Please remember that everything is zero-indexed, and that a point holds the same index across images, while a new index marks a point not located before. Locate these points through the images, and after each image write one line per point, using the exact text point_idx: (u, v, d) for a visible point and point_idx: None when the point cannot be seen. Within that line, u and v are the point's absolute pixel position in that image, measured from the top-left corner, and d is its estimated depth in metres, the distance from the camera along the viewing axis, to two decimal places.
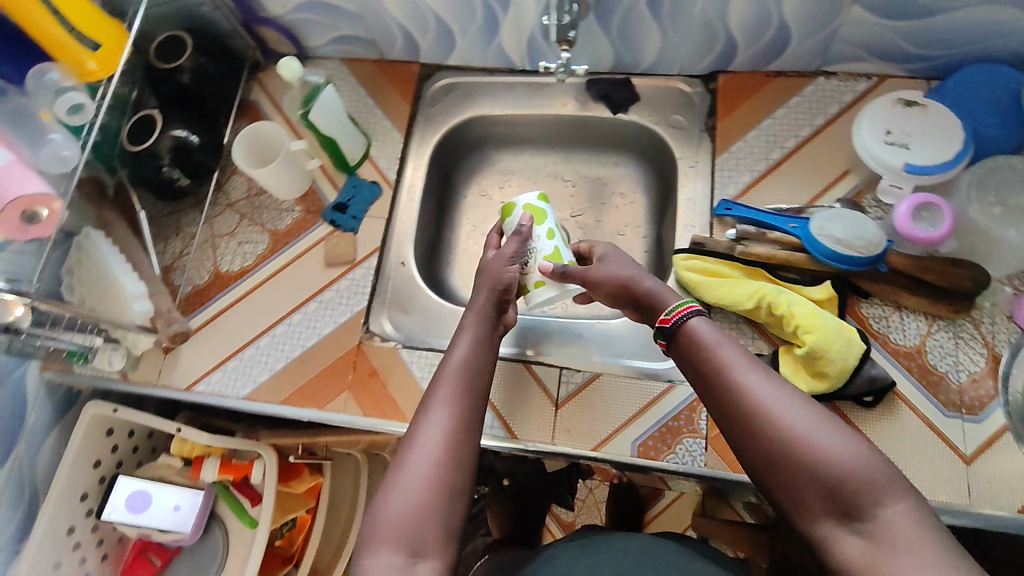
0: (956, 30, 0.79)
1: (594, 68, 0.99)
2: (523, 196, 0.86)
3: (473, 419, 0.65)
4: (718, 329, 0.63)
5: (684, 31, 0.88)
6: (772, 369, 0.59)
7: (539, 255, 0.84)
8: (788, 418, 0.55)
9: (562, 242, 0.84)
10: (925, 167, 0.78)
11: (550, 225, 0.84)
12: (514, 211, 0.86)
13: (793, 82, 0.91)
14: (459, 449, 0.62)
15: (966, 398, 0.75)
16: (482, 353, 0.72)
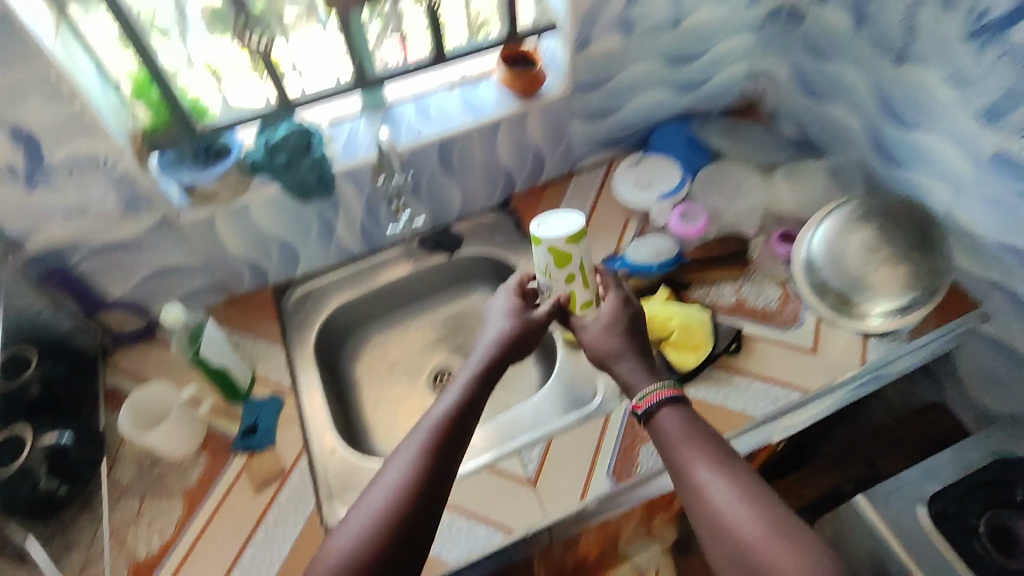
0: (637, 114, 1.19)
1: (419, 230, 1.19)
2: (552, 235, 0.76)
3: (452, 458, 0.68)
4: (692, 418, 0.71)
5: (473, 177, 1.15)
6: (736, 467, 0.66)
7: (554, 292, 0.81)
8: (744, 525, 0.62)
9: (581, 284, 0.80)
10: (669, 191, 1.14)
11: (571, 271, 0.78)
12: (536, 248, 0.77)
13: (560, 184, 1.23)
14: (424, 486, 0.65)
15: (787, 315, 0.99)
16: (478, 388, 0.75)
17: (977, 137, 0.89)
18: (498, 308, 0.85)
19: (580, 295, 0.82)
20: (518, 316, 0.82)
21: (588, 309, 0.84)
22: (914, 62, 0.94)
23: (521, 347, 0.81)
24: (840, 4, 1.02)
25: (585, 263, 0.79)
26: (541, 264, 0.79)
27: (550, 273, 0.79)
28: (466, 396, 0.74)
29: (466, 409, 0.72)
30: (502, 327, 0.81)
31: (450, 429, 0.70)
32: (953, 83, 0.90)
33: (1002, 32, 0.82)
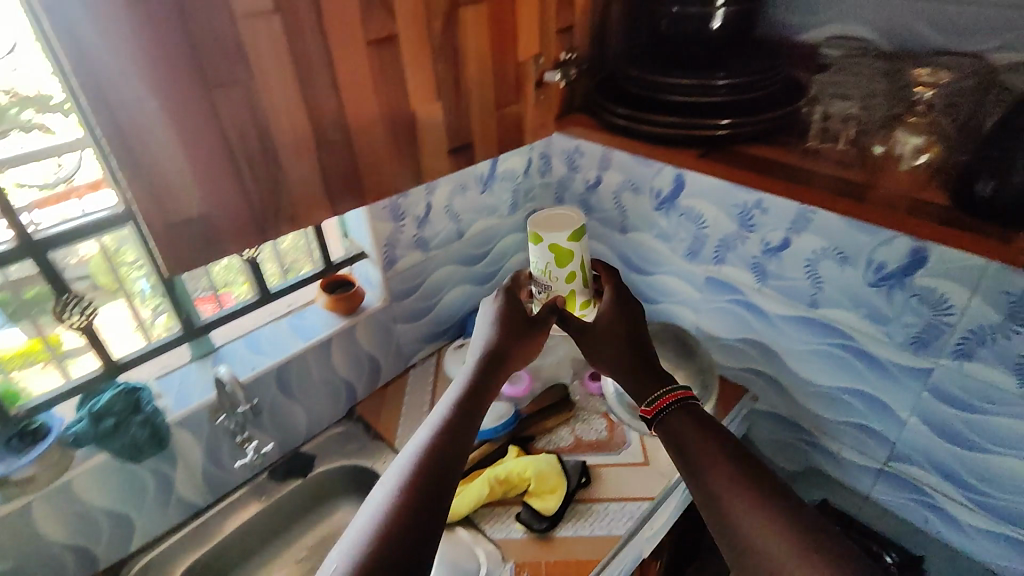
0: (449, 308, 1.40)
1: (267, 462, 1.19)
2: (555, 234, 0.98)
3: (465, 430, 0.78)
4: (703, 420, 0.76)
5: (315, 395, 1.21)
6: (745, 460, 0.69)
7: (552, 290, 1.02)
8: (755, 519, 0.63)
9: (581, 281, 1.02)
10: None
11: (570, 269, 1.00)
12: (537, 246, 0.99)
13: (398, 382, 1.34)
14: (440, 450, 0.74)
15: (616, 439, 1.17)
16: (484, 378, 0.85)
17: (691, 270, 1.23)
18: (500, 310, 0.96)
19: (578, 294, 1.02)
20: (508, 318, 0.94)
21: (586, 308, 1.05)
22: (632, 232, 1.29)
23: (517, 345, 0.92)
24: (572, 202, 1.38)
25: (583, 262, 1.01)
26: (544, 264, 1.00)
27: (551, 270, 1.00)
28: (469, 389, 0.84)
29: (472, 397, 0.82)
30: (494, 330, 0.92)
31: (460, 409, 0.80)
32: (661, 240, 1.24)
33: (674, 202, 1.17)
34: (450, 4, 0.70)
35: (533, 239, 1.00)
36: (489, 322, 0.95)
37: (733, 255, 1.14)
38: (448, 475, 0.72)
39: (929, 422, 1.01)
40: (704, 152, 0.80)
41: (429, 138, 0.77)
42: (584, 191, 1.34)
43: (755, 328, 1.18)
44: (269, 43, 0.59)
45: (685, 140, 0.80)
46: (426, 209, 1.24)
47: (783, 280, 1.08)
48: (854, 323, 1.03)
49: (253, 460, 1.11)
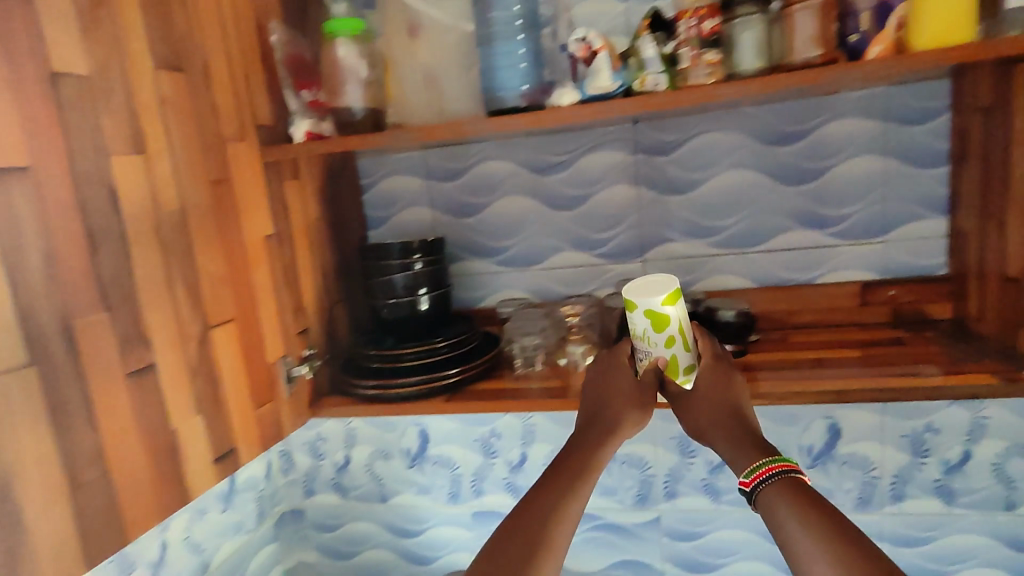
0: None
1: None
2: (647, 297, 0.80)
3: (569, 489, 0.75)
4: (807, 493, 0.68)
5: None
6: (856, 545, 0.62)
7: (653, 357, 0.82)
8: None
9: (682, 347, 0.82)
10: None
11: (669, 333, 0.80)
12: (634, 311, 0.80)
13: None
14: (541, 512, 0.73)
15: None
16: (584, 453, 0.79)
17: (457, 514, 1.34)
18: (593, 386, 0.86)
19: (681, 359, 0.82)
20: (610, 391, 0.84)
21: (692, 373, 0.83)
22: (392, 496, 1.36)
23: (623, 421, 0.81)
24: (325, 489, 1.41)
25: (684, 324, 0.81)
26: (638, 328, 0.82)
27: (647, 333, 0.81)
28: (575, 460, 0.78)
29: (570, 467, 0.77)
30: (604, 395, 0.84)
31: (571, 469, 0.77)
32: (421, 493, 1.35)
33: (423, 455, 1.32)
34: (203, 329, 0.78)
35: (630, 306, 0.82)
36: (589, 394, 0.86)
37: (488, 483, 1.31)
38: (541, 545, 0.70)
39: (679, 563, 1.25)
40: (448, 396, 0.97)
41: (192, 455, 0.76)
42: (334, 474, 1.39)
43: None
44: (21, 395, 0.57)
45: (426, 392, 0.97)
46: (161, 550, 1.09)
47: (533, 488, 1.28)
48: (597, 502, 1.26)
49: None
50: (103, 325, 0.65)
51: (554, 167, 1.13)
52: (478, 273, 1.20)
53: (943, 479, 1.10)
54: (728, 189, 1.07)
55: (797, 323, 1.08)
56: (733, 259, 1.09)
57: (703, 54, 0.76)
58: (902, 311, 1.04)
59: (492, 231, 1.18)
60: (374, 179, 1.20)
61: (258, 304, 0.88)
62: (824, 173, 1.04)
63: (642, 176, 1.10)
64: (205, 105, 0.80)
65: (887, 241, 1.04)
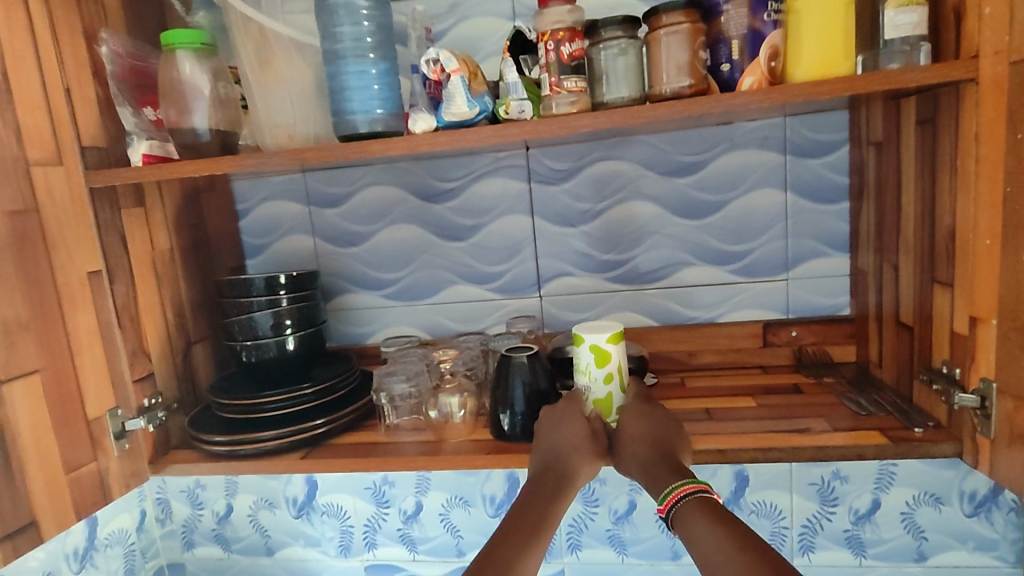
0: None
1: None
2: (595, 333, 0.81)
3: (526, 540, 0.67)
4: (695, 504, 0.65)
5: None
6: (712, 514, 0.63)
7: (591, 394, 0.82)
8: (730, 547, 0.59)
9: (619, 387, 0.82)
10: None
11: (609, 370, 0.81)
12: (582, 343, 0.81)
13: None
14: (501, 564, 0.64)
15: None
16: (540, 506, 0.71)
17: (349, 567, 1.23)
18: (543, 433, 0.78)
19: (617, 399, 0.81)
20: (568, 434, 0.76)
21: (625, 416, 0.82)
22: (279, 548, 1.24)
23: (582, 469, 0.75)
24: (205, 541, 1.26)
25: (625, 367, 0.82)
26: (581, 364, 0.82)
27: (589, 368, 0.81)
28: (533, 511, 0.70)
29: (524, 521, 0.69)
30: (563, 439, 0.76)
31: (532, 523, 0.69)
32: (310, 545, 1.23)
33: (311, 504, 1.21)
34: None
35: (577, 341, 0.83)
36: (543, 437, 0.77)
37: (381, 535, 1.21)
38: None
39: None
40: (307, 452, 0.88)
41: None
42: (215, 525, 1.25)
43: None
44: None
45: (286, 446, 0.87)
46: None
47: (428, 540, 1.19)
48: None
49: None
50: None
51: (444, 195, 1.05)
52: (365, 307, 1.11)
53: (853, 529, 1.02)
54: (625, 222, 1.01)
55: (697, 365, 1.02)
56: (632, 296, 1.02)
57: (563, 81, 0.70)
58: (804, 353, 0.99)
59: (380, 261, 1.09)
60: (251, 204, 1.10)
61: (76, 348, 0.77)
62: (723, 207, 0.98)
63: (536, 206, 1.03)
64: (4, 124, 0.69)
65: (790, 279, 0.99)
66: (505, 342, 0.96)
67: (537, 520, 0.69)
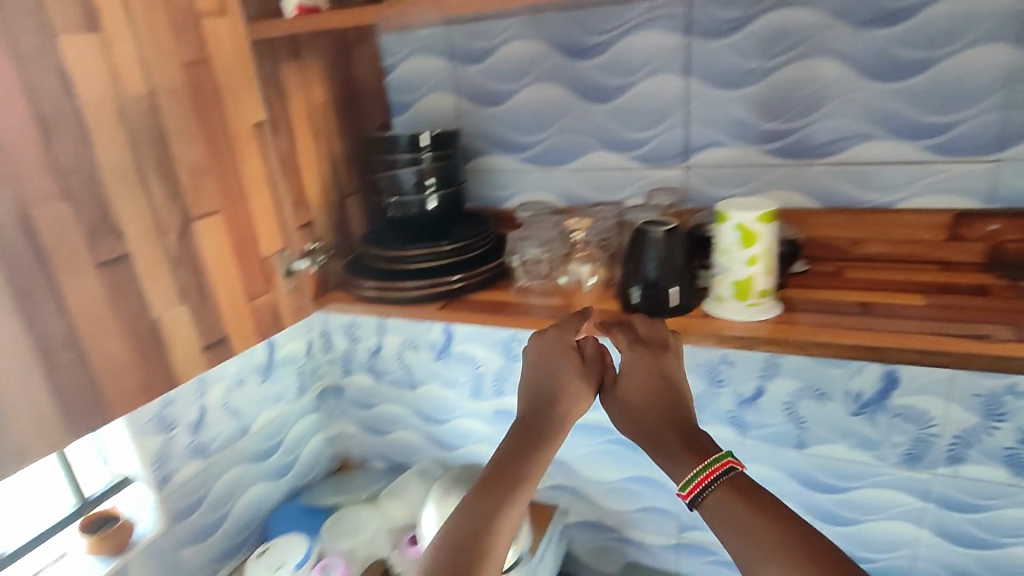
0: (246, 517, 1.31)
1: None
2: (741, 212, 0.75)
3: (507, 487, 0.70)
4: (732, 483, 0.63)
5: None
6: (735, 496, 0.62)
7: (729, 275, 0.78)
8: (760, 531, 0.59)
9: (763, 270, 0.76)
10: (302, 559, 1.21)
11: (754, 252, 0.75)
12: (724, 221, 0.75)
13: None
14: (483, 512, 0.67)
15: None
16: (525, 450, 0.73)
17: (479, 409, 1.36)
18: (535, 370, 0.79)
19: (758, 282, 0.76)
20: (559, 370, 0.77)
21: (766, 300, 0.78)
22: (421, 385, 1.40)
23: (570, 408, 0.76)
24: (361, 371, 1.46)
25: (773, 250, 0.76)
26: (721, 244, 0.77)
27: (728, 248, 0.77)
28: (518, 454, 0.73)
29: (507, 468, 0.71)
30: (549, 377, 0.78)
31: (516, 470, 0.71)
32: (447, 386, 1.37)
33: (449, 350, 1.33)
34: (184, 221, 0.77)
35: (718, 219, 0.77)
36: (536, 376, 0.78)
37: (508, 386, 1.30)
38: (483, 551, 0.65)
39: None
40: (445, 302, 0.94)
41: (179, 344, 0.79)
42: (368, 358, 1.43)
43: None
44: None
45: (426, 297, 0.94)
46: (201, 411, 1.19)
47: None
48: None
49: None
50: (64, 216, 0.64)
51: (591, 50, 0.97)
52: (505, 170, 1.10)
53: (1017, 448, 0.92)
54: (797, 84, 0.87)
55: (861, 255, 0.90)
56: (793, 172, 0.91)
57: None
58: (1002, 250, 0.83)
59: (520, 122, 1.06)
60: (397, 59, 1.10)
61: (248, 195, 0.86)
62: (928, 66, 0.80)
63: (693, 64, 0.92)
64: None
65: (1003, 160, 0.81)
66: (643, 214, 0.91)
67: (520, 469, 0.72)
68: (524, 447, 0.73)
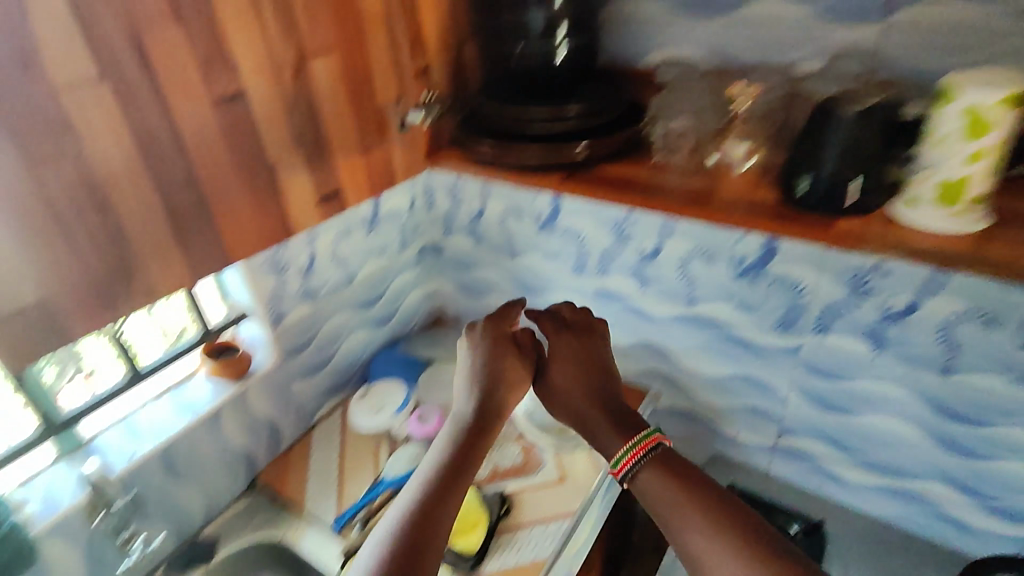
0: (350, 360, 1.38)
1: (182, 526, 1.11)
2: (979, 92, 0.59)
3: (453, 471, 0.79)
4: (659, 463, 0.77)
5: (211, 471, 1.13)
6: (656, 476, 0.76)
7: (938, 171, 0.64)
8: (675, 507, 0.72)
9: (984, 170, 0.62)
10: (400, 405, 1.31)
11: (982, 145, 0.61)
12: (954, 103, 0.60)
13: (302, 443, 1.29)
14: (435, 492, 0.76)
15: (530, 460, 1.21)
16: (471, 434, 0.84)
17: (580, 286, 1.30)
18: (473, 362, 0.91)
19: (972, 184, 0.63)
20: (496, 361, 0.90)
21: (975, 208, 0.65)
22: (521, 254, 1.35)
23: (506, 396, 0.88)
24: (461, 233, 1.42)
25: (1004, 145, 0.61)
26: (937, 131, 0.63)
27: (948, 137, 0.62)
28: (460, 438, 0.83)
29: (455, 453, 0.81)
30: (484, 365, 0.91)
31: (460, 455, 0.81)
32: (549, 258, 1.31)
33: (555, 222, 1.25)
34: (298, 58, 0.70)
35: (942, 98, 0.62)
36: (475, 364, 0.91)
37: (615, 266, 1.23)
38: (438, 524, 0.74)
39: (806, 394, 1.13)
40: (566, 175, 0.85)
41: (293, 194, 0.75)
42: (470, 221, 1.39)
43: (646, 331, 1.27)
44: (102, 116, 0.55)
45: (547, 168, 0.85)
46: (310, 258, 1.21)
47: (662, 284, 1.18)
48: (729, 316, 1.14)
49: (141, 560, 1.02)
50: (176, 43, 0.58)
51: None
52: (649, 21, 0.94)
53: None
54: None
55: None
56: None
57: None
58: None
59: None
60: None
61: (364, 33, 0.76)
62: None
63: None
64: None
65: None
66: (828, 86, 0.75)
67: (463, 453, 0.82)
68: (468, 434, 0.84)
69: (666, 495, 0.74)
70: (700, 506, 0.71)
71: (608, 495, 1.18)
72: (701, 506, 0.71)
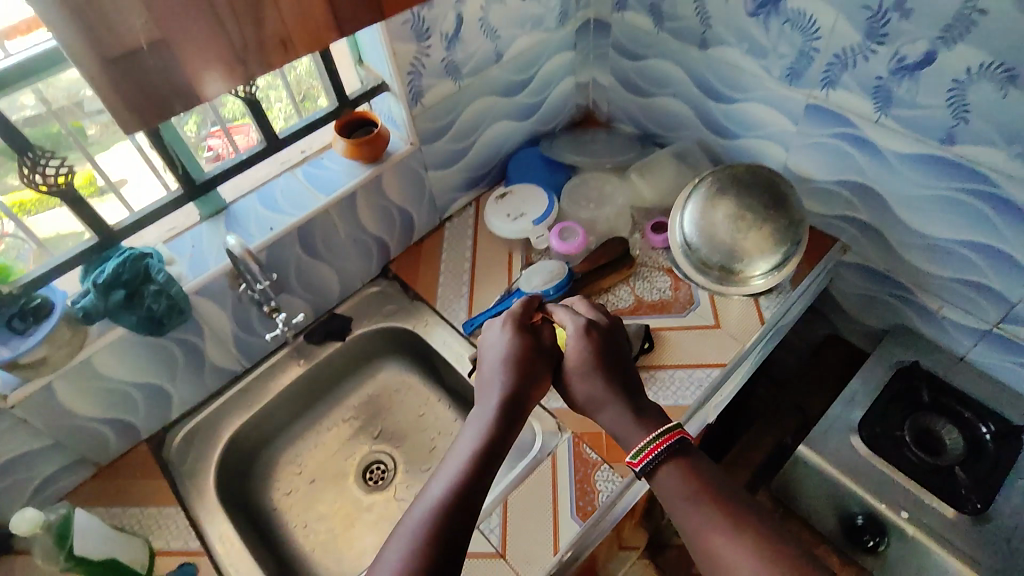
0: (489, 155, 1.23)
1: (321, 302, 1.12)
2: None
3: (485, 465, 0.65)
4: (683, 459, 0.66)
5: (345, 254, 1.09)
6: (680, 476, 0.65)
7: None
8: (699, 514, 0.62)
9: None
10: (540, 216, 1.15)
11: None
12: None
13: (434, 238, 1.21)
14: (467, 488, 0.62)
15: (682, 298, 1.06)
16: (503, 422, 0.69)
17: (788, 98, 1.01)
18: (485, 352, 0.78)
19: None
20: (521, 347, 0.76)
21: None
22: (714, 46, 1.05)
23: (536, 384, 0.74)
24: (639, 8, 1.11)
25: None
26: None
27: None
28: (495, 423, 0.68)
29: (486, 442, 0.66)
30: (506, 347, 0.76)
31: (493, 446, 0.66)
32: (753, 56, 1.01)
33: (777, 5, 0.92)
34: None
35: None
36: (489, 354, 0.77)
37: (848, 75, 0.91)
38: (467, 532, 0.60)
39: None
40: None
41: None
42: None
43: (862, 169, 0.99)
44: None
45: None
46: (456, 24, 0.99)
47: (913, 109, 0.87)
48: (1002, 166, 0.83)
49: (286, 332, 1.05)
50: None
51: None
52: None
53: None
54: None
55: None
56: None
57: None
58: None
59: None
60: None
61: None
62: None
63: None
64: None
65: None
66: None
67: (498, 443, 0.67)
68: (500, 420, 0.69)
69: (690, 499, 0.63)
70: (729, 517, 0.61)
71: (764, 350, 1.04)
72: (730, 517, 0.61)
